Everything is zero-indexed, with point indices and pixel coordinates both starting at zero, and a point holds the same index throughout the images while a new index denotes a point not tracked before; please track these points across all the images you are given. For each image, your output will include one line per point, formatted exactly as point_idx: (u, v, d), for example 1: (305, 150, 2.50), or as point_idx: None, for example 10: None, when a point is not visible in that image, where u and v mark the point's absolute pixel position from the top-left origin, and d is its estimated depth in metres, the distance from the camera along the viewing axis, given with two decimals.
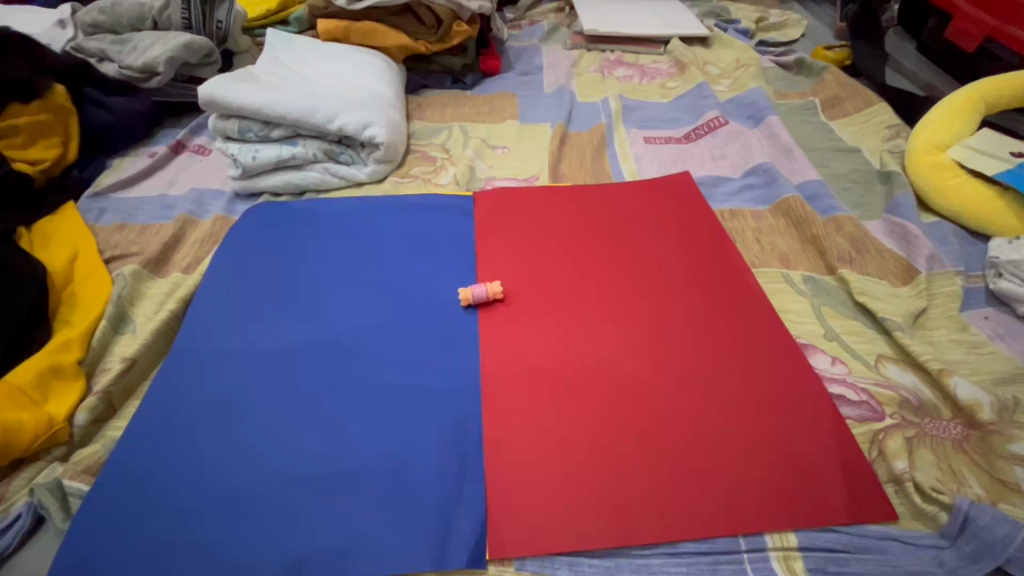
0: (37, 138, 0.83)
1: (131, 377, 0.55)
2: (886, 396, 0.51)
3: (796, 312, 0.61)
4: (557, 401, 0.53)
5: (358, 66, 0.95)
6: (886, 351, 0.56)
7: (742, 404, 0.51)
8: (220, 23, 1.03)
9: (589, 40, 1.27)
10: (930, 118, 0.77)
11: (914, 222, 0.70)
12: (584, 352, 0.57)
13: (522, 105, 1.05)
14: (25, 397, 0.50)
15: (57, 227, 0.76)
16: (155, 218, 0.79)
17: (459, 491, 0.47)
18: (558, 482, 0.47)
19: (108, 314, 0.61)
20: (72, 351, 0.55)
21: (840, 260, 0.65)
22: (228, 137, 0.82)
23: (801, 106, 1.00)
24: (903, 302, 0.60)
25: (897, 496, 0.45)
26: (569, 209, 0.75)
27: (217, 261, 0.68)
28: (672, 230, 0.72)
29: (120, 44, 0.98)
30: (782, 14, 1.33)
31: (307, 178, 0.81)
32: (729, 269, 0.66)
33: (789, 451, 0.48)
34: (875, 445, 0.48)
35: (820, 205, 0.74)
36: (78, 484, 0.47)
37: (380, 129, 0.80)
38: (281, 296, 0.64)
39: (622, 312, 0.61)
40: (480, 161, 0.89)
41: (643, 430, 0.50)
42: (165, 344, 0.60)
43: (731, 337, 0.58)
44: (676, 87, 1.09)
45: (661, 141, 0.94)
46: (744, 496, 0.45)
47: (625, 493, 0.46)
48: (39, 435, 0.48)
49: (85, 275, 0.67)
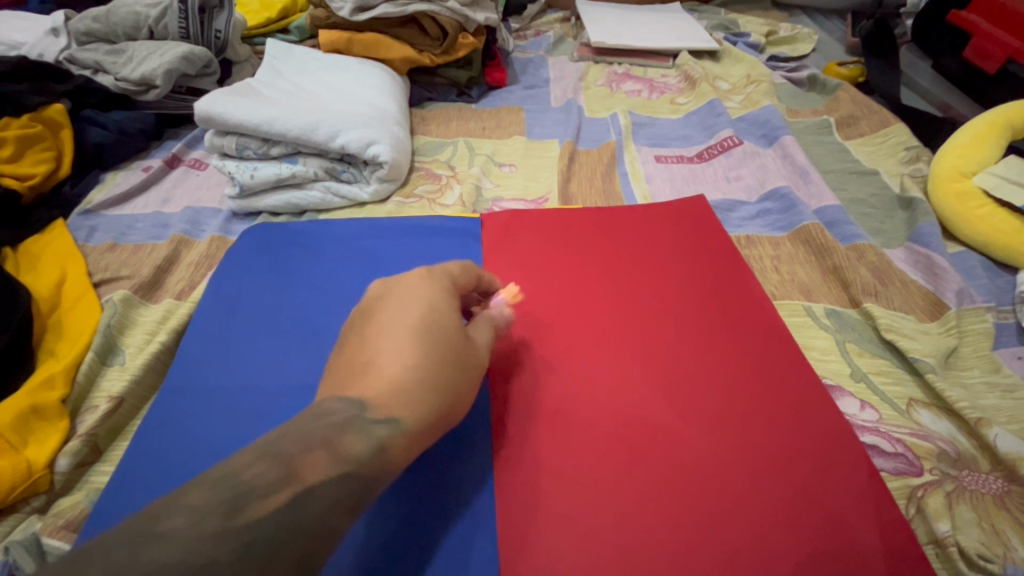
0: (27, 152, 0.80)
1: (118, 417, 0.52)
2: (923, 448, 0.48)
3: (820, 348, 0.58)
4: (571, 446, 0.50)
5: (362, 79, 0.92)
6: (917, 395, 0.53)
7: (770, 451, 0.49)
8: (219, 32, 0.99)
9: (597, 52, 1.25)
10: (953, 144, 0.75)
11: (940, 253, 0.67)
12: (600, 391, 0.54)
13: (530, 120, 1.03)
14: (2, 442, 0.47)
15: (44, 247, 0.73)
16: (148, 238, 0.76)
17: (472, 550, 0.44)
18: (575, 540, 0.44)
19: (96, 345, 0.58)
20: (55, 389, 0.52)
21: (864, 294, 0.62)
22: (225, 154, 0.79)
23: (815, 125, 0.97)
24: (932, 339, 0.58)
25: (939, 560, 0.42)
26: (580, 233, 0.72)
27: (212, 288, 0.65)
28: (688, 257, 0.69)
29: (116, 55, 0.96)
30: (793, 27, 1.31)
31: (307, 198, 0.78)
32: (749, 300, 0.63)
33: (822, 506, 0.45)
34: (913, 502, 0.45)
35: (841, 231, 0.72)
36: (57, 543, 0.43)
37: (384, 148, 0.77)
38: (278, 326, 0.60)
39: (638, 346, 0.58)
40: (486, 180, 0.86)
41: (664, 481, 0.47)
42: (156, 379, 0.57)
43: (754, 374, 0.55)
44: (687, 103, 1.06)
45: (672, 160, 0.91)
46: (776, 558, 0.42)
47: (647, 554, 0.43)
48: (17, 485, 0.45)
49: (72, 300, 0.65)
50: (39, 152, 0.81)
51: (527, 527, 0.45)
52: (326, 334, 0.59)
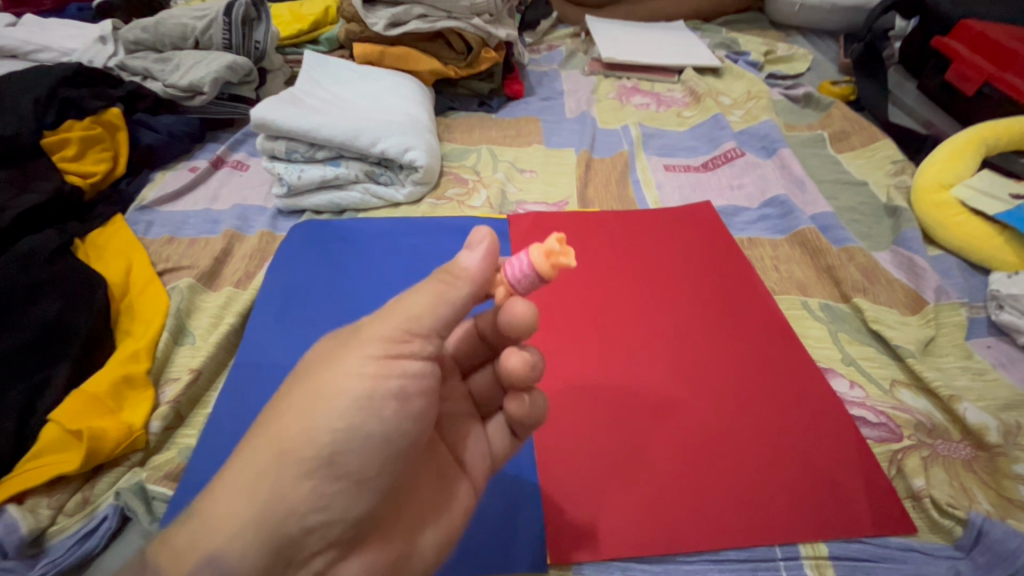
0: (88, 152, 0.87)
1: (197, 388, 0.59)
2: (903, 419, 0.56)
3: (814, 337, 0.66)
4: (600, 418, 0.57)
5: (394, 89, 0.99)
6: (899, 376, 0.61)
7: (772, 423, 0.56)
8: (258, 43, 1.06)
9: (607, 66, 1.33)
10: (935, 158, 0.83)
11: (921, 256, 0.75)
12: (623, 372, 0.61)
13: (547, 130, 1.10)
14: (102, 405, 0.53)
15: (108, 239, 0.78)
16: (201, 232, 0.83)
17: (519, 502, 0.51)
18: (607, 494, 0.51)
19: (169, 326, 0.64)
20: (141, 362, 0.59)
21: (854, 290, 0.70)
22: (274, 156, 0.86)
23: (810, 139, 1.06)
24: (912, 330, 0.66)
25: (915, 511, 0.50)
26: (599, 234, 0.80)
27: (270, 278, 0.72)
28: (697, 257, 0.76)
29: (163, 63, 1.03)
30: (790, 47, 1.40)
31: (348, 198, 0.85)
32: (752, 295, 0.70)
33: (817, 468, 0.52)
34: (894, 464, 0.53)
35: (834, 235, 0.80)
36: (162, 488, 0.50)
37: (419, 153, 0.85)
38: (332, 313, 0.68)
39: (655, 335, 0.65)
40: (510, 184, 0.94)
41: (682, 447, 0.54)
42: (225, 357, 0.64)
43: (757, 360, 0.62)
44: (692, 116, 1.15)
45: (680, 169, 0.99)
46: (779, 510, 0.49)
47: (667, 506, 0.50)
48: (121, 442, 0.51)
49: (141, 286, 0.71)
50: (98, 153, 0.88)
51: (563, 484, 0.52)
52: None
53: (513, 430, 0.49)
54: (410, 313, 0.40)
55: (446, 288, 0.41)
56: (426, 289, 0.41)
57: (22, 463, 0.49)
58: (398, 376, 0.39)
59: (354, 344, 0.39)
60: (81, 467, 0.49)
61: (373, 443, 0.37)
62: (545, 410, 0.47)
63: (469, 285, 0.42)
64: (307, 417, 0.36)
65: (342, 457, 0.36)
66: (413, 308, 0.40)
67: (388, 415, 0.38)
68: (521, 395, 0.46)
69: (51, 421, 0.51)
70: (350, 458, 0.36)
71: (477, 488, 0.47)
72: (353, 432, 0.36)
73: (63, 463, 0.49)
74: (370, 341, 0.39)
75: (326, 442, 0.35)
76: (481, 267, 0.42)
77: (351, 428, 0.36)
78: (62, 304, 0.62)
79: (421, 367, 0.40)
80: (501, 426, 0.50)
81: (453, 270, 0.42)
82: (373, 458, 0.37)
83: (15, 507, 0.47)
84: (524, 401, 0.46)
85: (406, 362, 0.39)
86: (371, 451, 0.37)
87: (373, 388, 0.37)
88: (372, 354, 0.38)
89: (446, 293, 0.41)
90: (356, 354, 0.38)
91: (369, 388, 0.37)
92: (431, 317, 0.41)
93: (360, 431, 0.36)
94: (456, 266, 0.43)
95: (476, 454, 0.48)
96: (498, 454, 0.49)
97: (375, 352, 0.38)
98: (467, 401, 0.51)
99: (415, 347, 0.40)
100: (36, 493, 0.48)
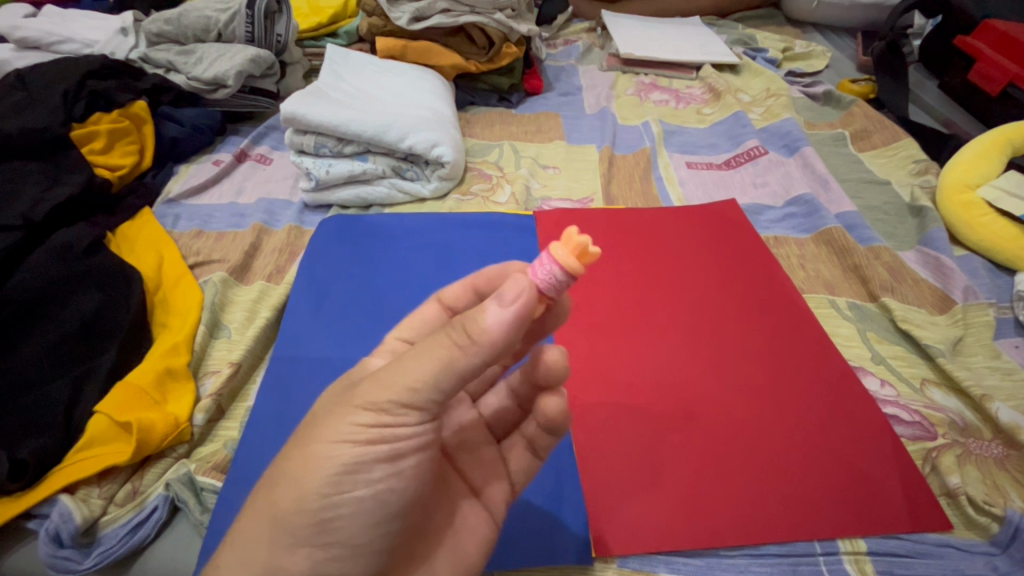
0: (115, 145, 0.87)
1: (236, 382, 0.60)
2: (936, 417, 0.57)
3: (844, 336, 0.67)
4: (638, 415, 0.58)
5: (418, 83, 0.99)
6: (929, 375, 0.62)
7: (807, 420, 0.57)
8: (280, 37, 1.06)
9: (625, 62, 1.32)
10: (960, 158, 0.83)
11: (948, 255, 0.75)
12: (656, 370, 0.62)
13: (567, 126, 1.10)
14: (148, 397, 0.54)
15: (138, 232, 0.79)
16: (228, 226, 0.83)
17: (560, 496, 0.53)
18: (648, 490, 0.52)
19: (205, 320, 0.65)
20: (181, 355, 0.60)
21: (882, 289, 0.71)
22: (302, 151, 0.86)
23: (831, 137, 1.06)
24: (941, 329, 0.66)
25: (950, 507, 0.51)
26: (626, 232, 0.80)
27: (302, 272, 0.72)
28: (725, 255, 0.77)
29: (186, 55, 1.03)
30: (808, 44, 1.39)
31: (375, 193, 0.86)
32: (782, 293, 0.71)
33: (853, 465, 0.53)
34: (929, 461, 0.54)
35: (859, 234, 0.80)
36: (210, 480, 0.51)
37: (447, 149, 0.85)
38: (366, 309, 0.68)
39: (689, 334, 0.66)
40: (533, 180, 0.94)
41: (720, 444, 0.55)
42: (261, 351, 0.64)
43: (790, 358, 0.63)
44: (712, 113, 1.14)
45: (703, 166, 0.99)
46: (818, 505, 0.50)
47: (707, 502, 0.51)
48: (168, 434, 0.52)
49: (174, 279, 0.71)
50: (126, 146, 0.88)
51: (603, 480, 0.53)
52: (409, 315, 0.68)
53: (534, 449, 0.50)
54: (409, 379, 0.38)
55: (457, 353, 0.38)
56: (428, 353, 0.38)
57: (72, 454, 0.50)
58: (389, 442, 0.38)
59: (346, 406, 0.39)
60: (132, 458, 0.50)
61: (364, 509, 0.38)
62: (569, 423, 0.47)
63: (486, 349, 0.38)
64: (298, 485, 0.37)
65: (335, 523, 0.37)
66: (411, 375, 0.38)
67: (379, 479, 0.38)
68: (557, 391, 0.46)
69: (98, 413, 0.52)
70: (343, 522, 0.38)
71: (494, 519, 0.47)
72: (344, 498, 0.38)
73: (113, 454, 0.50)
74: (359, 408, 0.38)
75: (317, 508, 0.37)
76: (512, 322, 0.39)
77: (341, 496, 0.37)
78: (101, 298, 0.62)
79: (418, 429, 0.40)
80: (520, 446, 0.51)
81: (472, 329, 0.38)
82: (367, 520, 0.38)
83: (68, 497, 0.47)
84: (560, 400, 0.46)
85: (396, 427, 0.38)
86: (363, 516, 0.38)
87: (361, 456, 0.38)
88: (360, 421, 0.38)
89: (452, 357, 0.38)
90: (344, 420, 0.38)
91: (356, 456, 0.38)
92: (429, 386, 0.38)
93: (351, 497, 0.38)
94: (477, 325, 0.38)
95: (494, 481, 0.49)
96: (518, 477, 0.50)
97: (363, 420, 0.38)
98: (480, 425, 0.52)
99: (407, 413, 0.39)
100: (87, 483, 0.49)
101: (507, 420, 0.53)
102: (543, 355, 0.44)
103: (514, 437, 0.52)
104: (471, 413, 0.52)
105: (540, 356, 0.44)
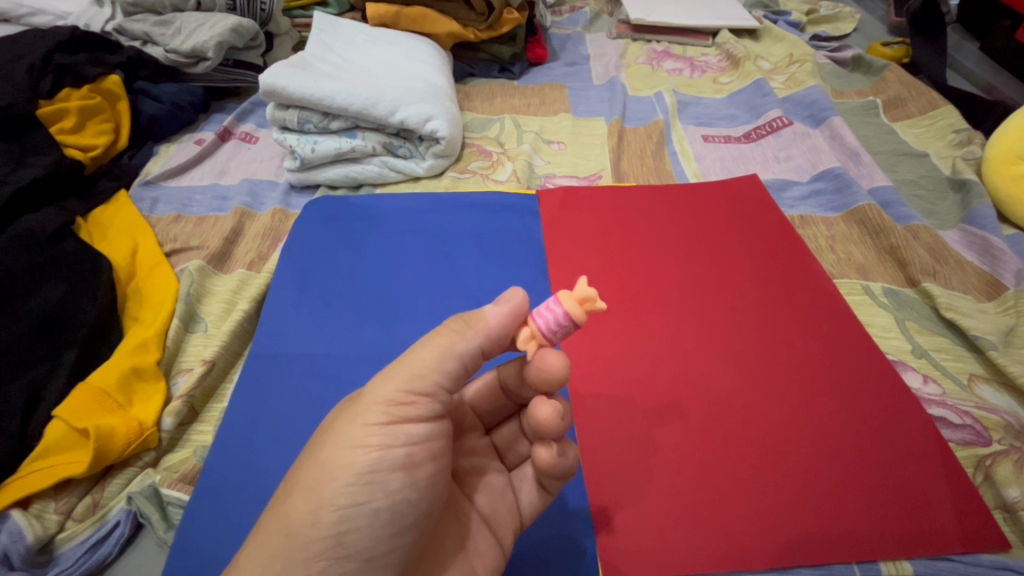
0: (87, 124, 0.81)
1: (211, 380, 0.55)
2: (990, 420, 0.51)
3: (880, 326, 0.60)
4: (654, 420, 0.52)
5: (410, 52, 0.91)
6: (978, 370, 0.56)
7: (843, 423, 0.51)
8: (264, 4, 0.98)
9: (635, 29, 1.23)
10: (1012, 126, 0.75)
11: (996, 235, 0.68)
12: (673, 367, 0.56)
13: (573, 97, 1.02)
14: (111, 400, 0.50)
15: (112, 217, 0.73)
16: (210, 210, 0.77)
17: (566, 509, 0.48)
18: (666, 505, 0.47)
19: (179, 312, 0.60)
20: (150, 352, 0.55)
21: (923, 273, 0.64)
22: (285, 127, 0.79)
23: (862, 106, 0.97)
24: (991, 318, 0.60)
25: (1006, 523, 0.46)
26: (637, 213, 0.73)
27: (284, 259, 0.67)
28: (747, 236, 0.70)
29: (164, 26, 0.95)
30: (834, 6, 1.29)
31: (365, 172, 0.79)
32: (811, 278, 0.64)
33: (896, 474, 0.48)
34: (981, 470, 0.48)
35: (896, 212, 0.73)
36: (176, 493, 0.47)
37: (442, 124, 0.78)
38: (354, 299, 0.63)
39: (706, 324, 0.60)
40: (537, 157, 0.87)
41: (745, 452, 0.49)
42: (239, 346, 0.60)
43: (823, 352, 0.57)
44: (730, 82, 1.06)
45: (720, 139, 0.92)
46: (858, 521, 0.45)
47: (732, 520, 0.45)
48: (131, 441, 0.48)
49: (148, 269, 0.65)
50: (99, 124, 0.82)
51: (613, 492, 0.48)
52: (398, 306, 0.62)
53: (542, 484, 0.44)
54: (415, 368, 0.37)
55: (456, 339, 0.37)
56: (432, 341, 0.38)
57: (27, 463, 0.46)
58: (404, 445, 0.36)
59: (356, 408, 0.36)
60: (90, 469, 0.46)
61: (380, 520, 0.34)
62: (575, 458, 0.41)
63: (482, 335, 0.38)
64: (311, 496, 0.34)
65: (350, 537, 0.34)
66: (417, 364, 0.37)
67: (395, 489, 0.35)
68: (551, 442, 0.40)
69: (56, 418, 0.48)
70: (359, 535, 0.34)
71: (503, 548, 0.42)
72: (360, 509, 0.34)
73: (70, 465, 0.46)
74: (371, 404, 0.36)
75: (333, 520, 0.33)
76: (505, 323, 0.38)
77: (359, 506, 0.34)
78: (64, 290, 0.57)
79: (428, 428, 0.37)
80: (530, 478, 0.45)
81: (472, 318, 0.38)
82: (381, 532, 0.35)
83: (20, 514, 0.44)
84: (555, 450, 0.40)
85: (409, 425, 0.36)
86: (378, 529, 0.34)
87: (378, 461, 0.35)
88: (373, 421, 0.36)
89: (451, 342, 0.37)
90: (357, 423, 0.36)
91: (374, 459, 0.35)
92: (434, 371, 0.37)
93: (367, 509, 0.34)
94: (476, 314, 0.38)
95: (503, 511, 0.43)
96: (527, 511, 0.44)
97: (374, 419, 0.36)
98: (492, 455, 0.46)
99: (420, 405, 0.37)
100: (43, 497, 0.46)
101: (522, 450, 0.47)
102: (534, 408, 0.39)
103: (525, 466, 0.46)
104: (482, 441, 0.47)
105: (531, 409, 0.39)
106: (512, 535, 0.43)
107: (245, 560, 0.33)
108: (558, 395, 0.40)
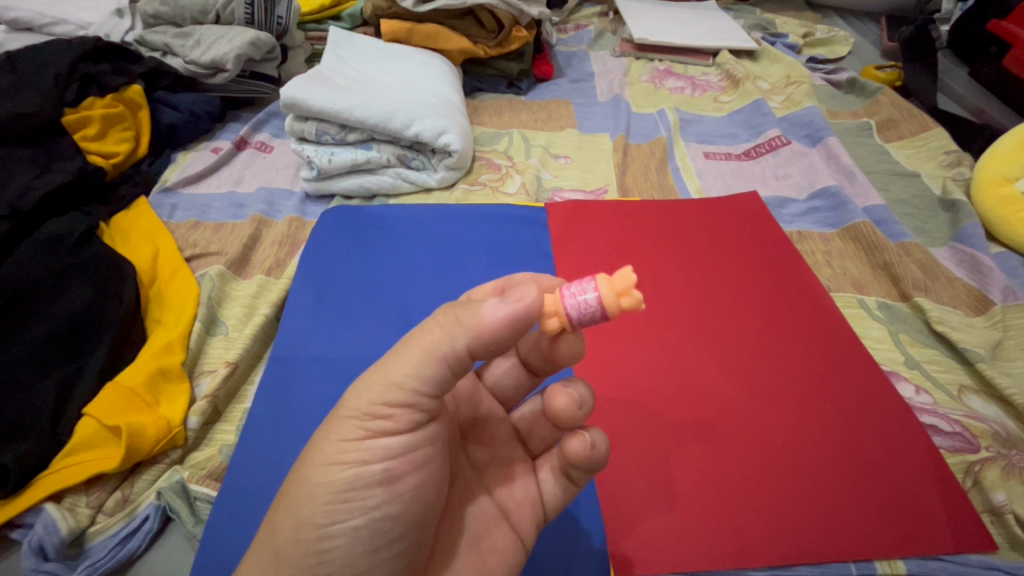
0: (110, 131, 0.83)
1: (232, 383, 0.57)
2: (978, 428, 0.54)
3: (874, 338, 0.63)
4: (659, 425, 0.54)
5: (423, 68, 0.94)
6: (967, 382, 0.59)
7: (840, 429, 0.54)
8: (281, 19, 1.00)
9: (638, 48, 1.26)
10: (999, 149, 0.79)
11: (985, 252, 0.71)
12: (676, 374, 0.58)
13: (579, 113, 1.05)
14: (139, 400, 0.52)
15: (133, 222, 0.75)
16: (227, 217, 0.79)
17: (574, 509, 0.50)
18: (672, 504, 0.49)
19: (201, 316, 0.62)
20: (175, 354, 0.57)
21: (915, 288, 0.67)
22: (303, 138, 0.82)
23: (857, 127, 1.01)
24: (979, 332, 0.63)
25: (994, 526, 0.48)
26: (641, 226, 0.76)
27: (303, 266, 0.69)
28: (747, 252, 0.73)
29: (183, 38, 0.98)
30: (829, 30, 1.34)
31: (379, 183, 0.82)
32: (808, 292, 0.67)
33: (892, 478, 0.50)
34: (971, 475, 0.51)
35: (889, 229, 0.76)
36: (203, 489, 0.49)
37: (454, 138, 0.81)
38: (370, 305, 0.65)
39: (710, 334, 0.62)
40: (544, 170, 0.90)
41: (746, 456, 0.52)
42: (260, 349, 0.62)
43: (822, 363, 0.59)
44: (730, 102, 1.09)
45: (721, 157, 0.95)
46: (853, 520, 0.47)
47: (734, 519, 0.48)
48: (160, 439, 0.50)
49: (169, 272, 0.67)
50: (120, 132, 0.84)
51: (621, 493, 0.50)
52: (413, 311, 0.64)
53: (570, 477, 0.45)
54: (392, 375, 0.35)
55: (441, 340, 0.35)
56: (412, 343, 0.36)
57: (59, 460, 0.48)
58: (380, 460, 0.35)
59: (334, 421, 0.35)
60: (122, 465, 0.48)
61: (362, 537, 0.34)
62: (606, 448, 0.41)
63: (472, 335, 0.35)
64: (293, 513, 0.34)
65: (331, 556, 0.34)
66: (394, 370, 0.35)
67: (375, 505, 0.34)
68: (581, 432, 0.41)
69: (87, 416, 0.50)
70: (339, 554, 0.34)
71: (523, 542, 0.44)
72: (337, 529, 0.34)
73: (101, 461, 0.48)
74: (349, 417, 0.35)
75: (313, 539, 0.34)
76: (505, 328, 0.35)
77: (338, 524, 0.34)
78: (91, 292, 0.59)
79: (407, 441, 0.36)
80: (556, 469, 0.46)
81: (465, 318, 0.36)
82: (362, 549, 0.34)
83: (53, 507, 0.46)
84: (583, 440, 0.41)
85: (384, 438, 0.35)
86: (358, 546, 0.34)
87: (354, 479, 0.34)
88: (350, 436, 0.35)
89: (438, 346, 0.35)
90: (333, 439, 0.35)
91: (350, 478, 0.34)
92: (412, 378, 0.35)
93: (345, 527, 0.34)
94: (471, 314, 0.36)
95: (523, 505, 0.45)
96: (550, 505, 0.46)
97: (351, 434, 0.35)
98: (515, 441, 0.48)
99: (397, 416, 0.35)
100: (73, 492, 0.48)
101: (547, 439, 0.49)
102: (549, 397, 0.40)
103: (548, 456, 0.48)
104: (505, 428, 0.48)
105: (548, 397, 0.40)
106: (532, 529, 0.45)
107: (255, 559, 0.35)
108: (574, 385, 0.41)
